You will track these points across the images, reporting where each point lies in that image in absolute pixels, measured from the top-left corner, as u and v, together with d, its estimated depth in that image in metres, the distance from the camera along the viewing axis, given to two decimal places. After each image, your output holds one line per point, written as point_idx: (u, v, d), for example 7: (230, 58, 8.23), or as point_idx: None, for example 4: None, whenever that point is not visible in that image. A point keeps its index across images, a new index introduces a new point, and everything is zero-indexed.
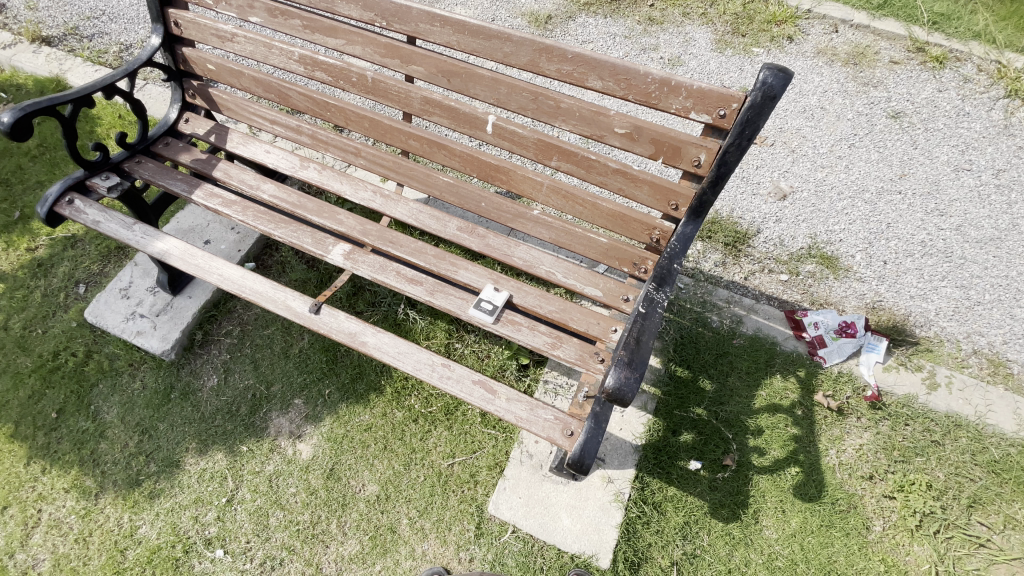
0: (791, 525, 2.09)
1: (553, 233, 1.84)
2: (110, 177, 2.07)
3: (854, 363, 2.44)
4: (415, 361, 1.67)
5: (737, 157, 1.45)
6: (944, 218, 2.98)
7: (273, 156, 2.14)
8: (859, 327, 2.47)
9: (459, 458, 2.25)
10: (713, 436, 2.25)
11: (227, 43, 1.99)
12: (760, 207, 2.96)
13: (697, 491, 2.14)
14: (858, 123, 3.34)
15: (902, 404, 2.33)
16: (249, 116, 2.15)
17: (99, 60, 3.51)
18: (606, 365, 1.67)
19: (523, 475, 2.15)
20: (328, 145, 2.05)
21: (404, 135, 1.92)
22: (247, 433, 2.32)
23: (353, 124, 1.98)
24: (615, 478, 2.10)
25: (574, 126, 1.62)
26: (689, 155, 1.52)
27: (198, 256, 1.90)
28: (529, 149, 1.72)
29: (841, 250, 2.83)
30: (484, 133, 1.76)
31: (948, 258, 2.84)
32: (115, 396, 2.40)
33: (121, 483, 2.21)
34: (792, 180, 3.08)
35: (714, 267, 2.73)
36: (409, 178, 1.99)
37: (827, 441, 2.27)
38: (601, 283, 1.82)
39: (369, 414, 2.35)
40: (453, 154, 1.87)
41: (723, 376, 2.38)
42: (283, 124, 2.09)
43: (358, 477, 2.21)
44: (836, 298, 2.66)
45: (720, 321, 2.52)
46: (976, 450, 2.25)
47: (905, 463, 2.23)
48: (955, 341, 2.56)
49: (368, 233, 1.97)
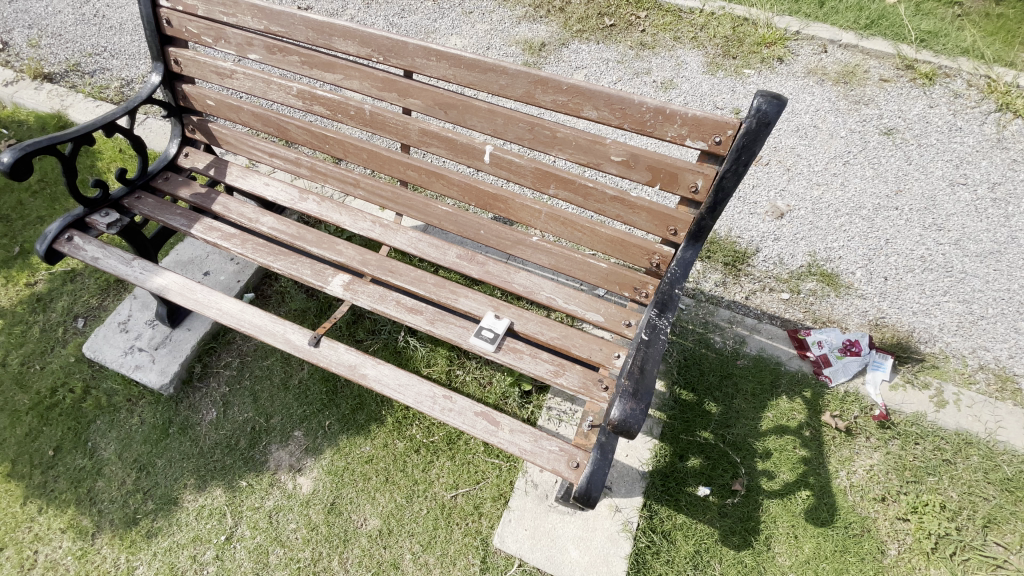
0: (804, 551, 2.04)
1: (553, 259, 1.83)
2: (110, 214, 2.07)
3: (861, 382, 2.41)
4: (416, 394, 1.65)
5: (734, 182, 1.46)
6: (942, 232, 2.98)
7: (272, 188, 2.15)
8: (863, 346, 2.46)
9: (463, 489, 2.21)
10: (721, 459, 2.22)
11: (227, 79, 2.02)
12: (758, 226, 2.97)
13: (707, 518, 2.10)
14: (852, 141, 3.37)
15: (911, 422, 2.30)
16: (248, 150, 2.16)
17: (100, 96, 3.56)
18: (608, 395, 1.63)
19: (529, 506, 2.10)
20: (327, 176, 2.06)
21: (403, 165, 1.92)
22: (246, 467, 2.28)
23: (351, 156, 1.99)
24: (622, 507, 2.06)
25: (571, 154, 1.63)
26: (686, 181, 1.52)
27: (197, 291, 1.89)
28: (527, 178, 1.73)
29: (841, 267, 2.83)
30: (482, 163, 1.77)
31: (949, 272, 2.83)
32: (113, 432, 2.37)
33: (118, 523, 2.16)
34: (789, 199, 3.10)
35: (715, 288, 2.72)
36: (407, 207, 2.00)
37: (838, 462, 2.23)
38: (603, 308, 1.80)
39: (370, 446, 2.31)
40: (451, 183, 1.87)
41: (728, 399, 2.36)
42: (282, 157, 2.10)
43: (360, 511, 2.17)
44: (839, 316, 2.65)
45: (723, 342, 2.51)
46: (988, 468, 2.20)
47: (917, 484, 2.18)
48: (961, 357, 2.54)
49: (368, 263, 1.96)
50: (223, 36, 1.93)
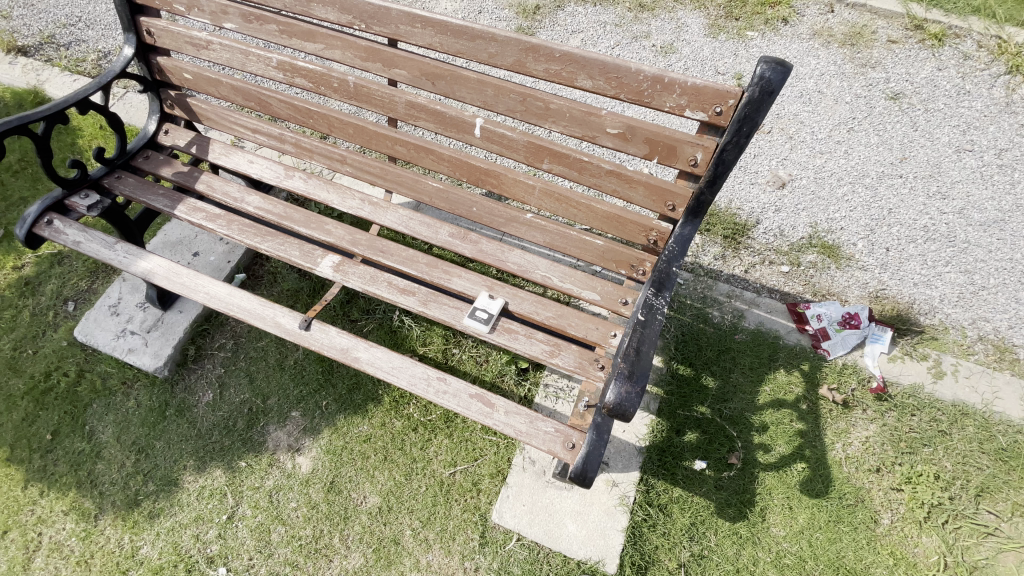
0: (798, 521, 2.09)
1: (548, 237, 1.77)
2: (90, 195, 2.00)
3: (858, 354, 2.38)
4: (410, 376, 1.61)
5: (735, 155, 1.40)
6: (947, 201, 2.92)
7: (257, 166, 2.08)
8: (863, 319, 2.40)
9: (461, 466, 2.22)
10: (717, 434, 2.23)
11: (203, 51, 1.92)
12: (759, 196, 2.89)
13: (703, 491, 2.12)
14: (857, 106, 3.27)
15: (907, 394, 2.30)
16: (230, 126, 2.08)
17: (78, 69, 3.42)
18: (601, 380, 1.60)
19: (526, 482, 2.12)
20: (312, 153, 1.98)
21: (390, 140, 1.84)
22: (245, 448, 2.29)
23: (337, 130, 1.91)
24: (619, 482, 2.08)
25: (565, 127, 1.55)
26: (685, 154, 1.45)
27: (183, 274, 1.83)
28: (520, 152, 1.66)
29: (842, 238, 2.76)
30: (472, 137, 1.70)
31: (952, 242, 2.78)
32: (110, 416, 2.36)
33: (120, 504, 2.18)
34: (791, 168, 3.01)
35: (714, 261, 2.66)
36: (397, 184, 1.92)
37: (833, 435, 2.25)
38: (599, 287, 1.76)
39: (367, 425, 2.31)
40: (441, 158, 1.80)
41: (726, 373, 2.35)
42: (266, 133, 2.02)
43: (359, 489, 2.19)
44: (839, 288, 2.58)
45: (721, 317, 2.48)
46: (983, 439, 2.21)
47: (912, 455, 2.20)
48: (960, 328, 2.51)
49: (358, 243, 1.89)
50: (196, 4, 1.82)
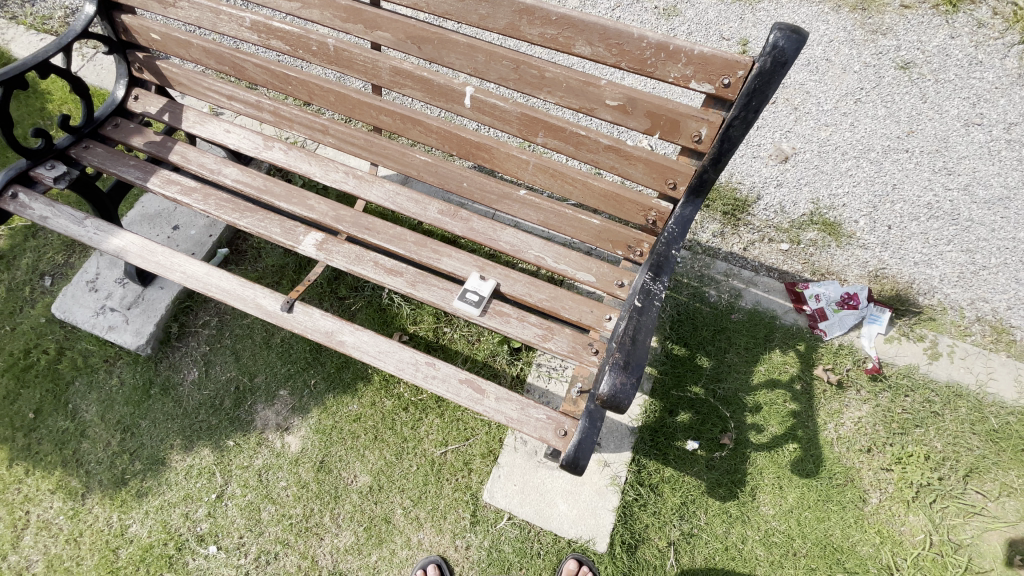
0: (788, 501, 2.10)
1: (541, 215, 1.69)
2: (56, 166, 1.89)
3: (855, 335, 2.35)
4: (397, 361, 1.55)
5: (741, 131, 1.30)
6: (952, 177, 2.84)
7: (234, 136, 1.96)
8: (862, 299, 2.36)
9: (452, 445, 2.19)
10: (710, 415, 2.21)
11: (171, 9, 1.77)
12: (761, 170, 2.80)
13: (694, 471, 2.12)
14: (866, 76, 3.14)
15: (902, 375, 2.28)
16: (204, 92, 1.95)
17: (43, 26, 3.20)
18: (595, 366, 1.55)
19: (518, 463, 2.10)
20: (292, 122, 1.86)
21: (375, 110, 1.73)
22: (233, 427, 2.26)
23: (317, 98, 1.78)
24: (611, 462, 2.07)
25: (561, 98, 1.45)
26: (688, 129, 1.37)
27: (158, 253, 1.74)
28: (512, 125, 1.56)
29: (844, 215, 2.69)
30: (462, 107, 1.59)
31: (955, 220, 2.72)
32: (93, 394, 2.31)
33: (107, 483, 2.16)
34: (794, 141, 2.91)
35: (713, 238, 2.58)
36: (382, 156, 1.81)
37: (826, 415, 2.24)
38: (594, 268, 1.69)
39: (357, 404, 2.28)
40: (428, 130, 1.69)
41: (721, 353, 2.32)
42: (242, 100, 1.89)
43: (349, 468, 2.17)
44: (839, 267, 2.53)
45: (718, 296, 2.43)
46: (975, 420, 2.21)
47: (903, 435, 2.20)
48: (958, 308, 2.47)
49: (342, 219, 1.80)
50: None
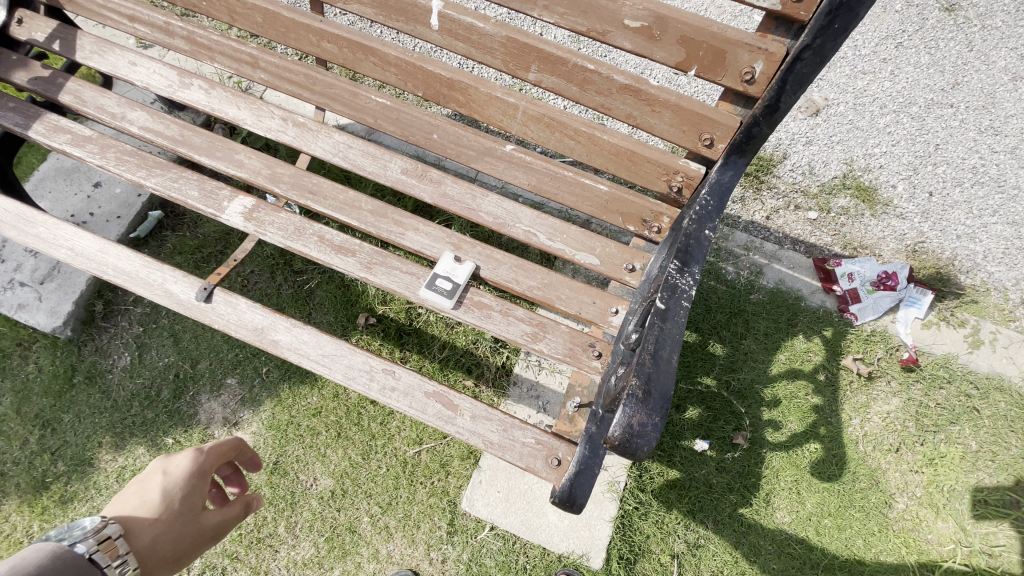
0: (806, 507, 1.86)
1: (533, 178, 1.32)
2: None
3: (890, 320, 2.06)
4: (346, 367, 1.23)
5: (813, 68, 0.94)
6: (1001, 136, 2.48)
7: (141, 71, 1.53)
8: (901, 279, 2.04)
9: (427, 444, 1.90)
10: (722, 410, 1.94)
11: None
12: (788, 125, 2.41)
13: (702, 474, 1.87)
14: (911, 14, 2.70)
15: (939, 365, 2.01)
16: (98, 10, 1.50)
17: None
18: (600, 382, 1.19)
19: (502, 466, 1.83)
20: (212, 51, 1.44)
21: (314, 34, 1.30)
22: (172, 422, 1.94)
23: (239, 18, 1.35)
24: (608, 466, 1.82)
25: (562, 15, 1.05)
26: (738, 64, 0.99)
27: (38, 222, 1.37)
28: (495, 55, 1.16)
29: (881, 179, 2.33)
30: (428, 30, 1.18)
31: (1002, 187, 2.38)
32: (5, 383, 1.97)
33: (25, 488, 1.85)
34: (827, 90, 2.51)
35: (731, 205, 2.23)
36: (328, 98, 1.40)
37: (851, 410, 1.98)
38: (599, 248, 1.35)
39: (317, 397, 1.96)
40: (386, 62, 1.28)
41: (736, 339, 2.02)
42: (145, 21, 1.45)
43: (308, 470, 1.88)
44: (873, 241, 2.21)
45: (736, 273, 2.10)
46: (1016, 417, 1.97)
47: (936, 433, 1.96)
48: (1003, 289, 2.18)
49: (280, 180, 1.42)
50: None
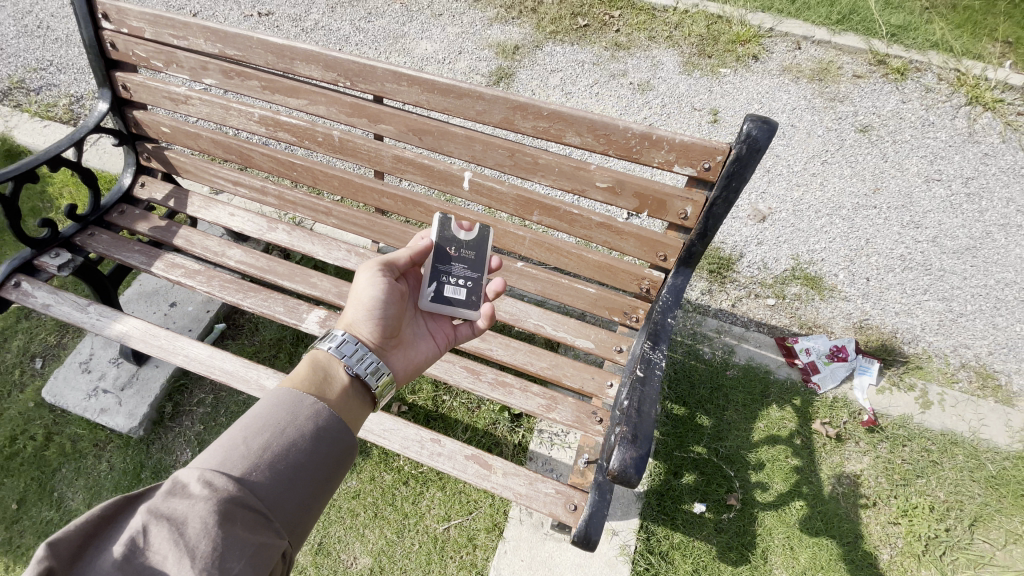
0: (800, 562, 2.05)
1: (539, 285, 1.76)
2: (61, 254, 1.91)
3: (848, 387, 2.40)
4: (402, 439, 1.59)
5: (724, 209, 1.40)
6: (921, 230, 3.00)
7: (237, 219, 2.02)
8: (850, 350, 2.45)
9: (455, 520, 2.13)
10: (714, 475, 2.20)
11: (182, 105, 1.88)
12: (741, 230, 2.94)
13: (703, 535, 2.09)
14: (830, 139, 3.37)
15: (898, 425, 2.31)
16: (210, 179, 2.04)
17: (48, 115, 3.35)
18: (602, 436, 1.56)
19: (524, 536, 2.04)
20: (296, 205, 1.94)
21: (376, 193, 1.81)
22: None
23: (321, 183, 1.87)
24: (619, 531, 2.04)
25: (553, 180, 1.55)
26: (675, 208, 1.46)
27: (160, 335, 1.76)
28: (509, 205, 1.65)
29: (824, 269, 2.81)
30: (460, 189, 1.68)
31: (928, 271, 2.85)
32: (81, 480, 2.23)
33: None
34: (770, 201, 3.08)
35: (701, 296, 2.68)
36: (383, 235, 1.89)
37: (828, 469, 2.24)
38: (593, 334, 1.74)
39: (356, 480, 2.21)
40: (429, 210, 1.77)
41: (720, 411, 2.34)
42: (247, 185, 1.98)
43: (349, 550, 2.09)
44: (824, 320, 2.62)
45: (712, 353, 2.48)
46: (973, 468, 2.23)
47: (906, 487, 2.20)
48: (943, 356, 2.55)
49: (344, 296, 1.85)
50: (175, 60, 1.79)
